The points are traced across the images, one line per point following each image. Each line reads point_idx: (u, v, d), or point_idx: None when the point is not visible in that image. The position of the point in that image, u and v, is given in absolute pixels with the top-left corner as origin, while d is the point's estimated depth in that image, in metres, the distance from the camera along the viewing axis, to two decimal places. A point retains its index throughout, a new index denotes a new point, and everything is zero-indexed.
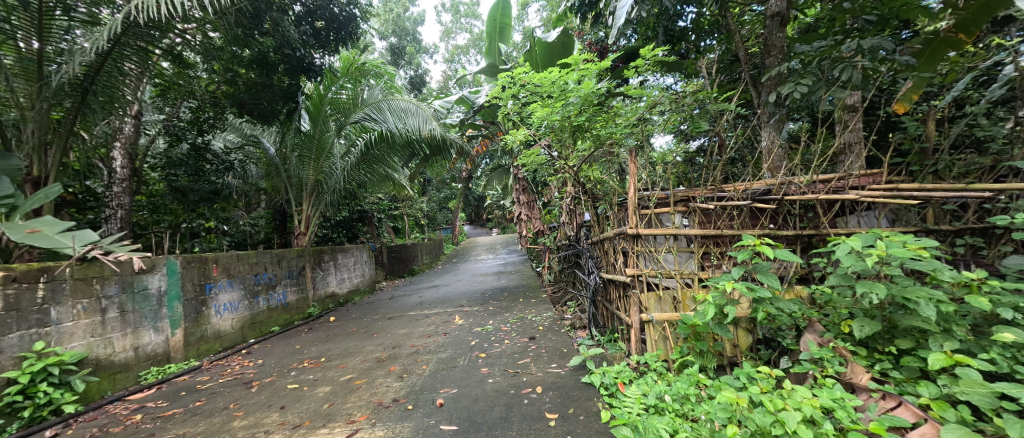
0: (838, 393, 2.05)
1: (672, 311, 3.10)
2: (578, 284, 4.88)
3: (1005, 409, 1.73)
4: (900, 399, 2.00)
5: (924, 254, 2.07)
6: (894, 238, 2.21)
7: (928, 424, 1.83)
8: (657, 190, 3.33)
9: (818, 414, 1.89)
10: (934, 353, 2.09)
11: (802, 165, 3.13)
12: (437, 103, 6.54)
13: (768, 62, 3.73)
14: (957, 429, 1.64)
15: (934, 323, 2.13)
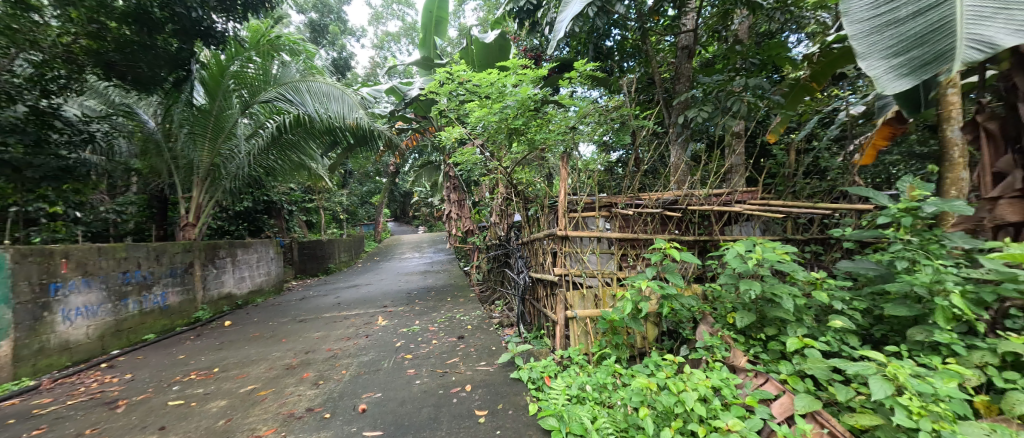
0: (724, 374, 2.43)
1: (594, 308, 3.36)
2: (506, 283, 5.00)
3: (836, 378, 2.23)
4: (767, 376, 2.44)
5: (787, 258, 2.58)
6: (767, 245, 2.69)
7: (785, 395, 2.26)
8: (584, 195, 3.60)
9: (710, 393, 2.22)
10: (791, 337, 2.60)
11: (702, 180, 3.63)
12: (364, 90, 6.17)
13: (678, 88, 4.27)
14: (807, 397, 2.06)
15: (792, 313, 2.66)
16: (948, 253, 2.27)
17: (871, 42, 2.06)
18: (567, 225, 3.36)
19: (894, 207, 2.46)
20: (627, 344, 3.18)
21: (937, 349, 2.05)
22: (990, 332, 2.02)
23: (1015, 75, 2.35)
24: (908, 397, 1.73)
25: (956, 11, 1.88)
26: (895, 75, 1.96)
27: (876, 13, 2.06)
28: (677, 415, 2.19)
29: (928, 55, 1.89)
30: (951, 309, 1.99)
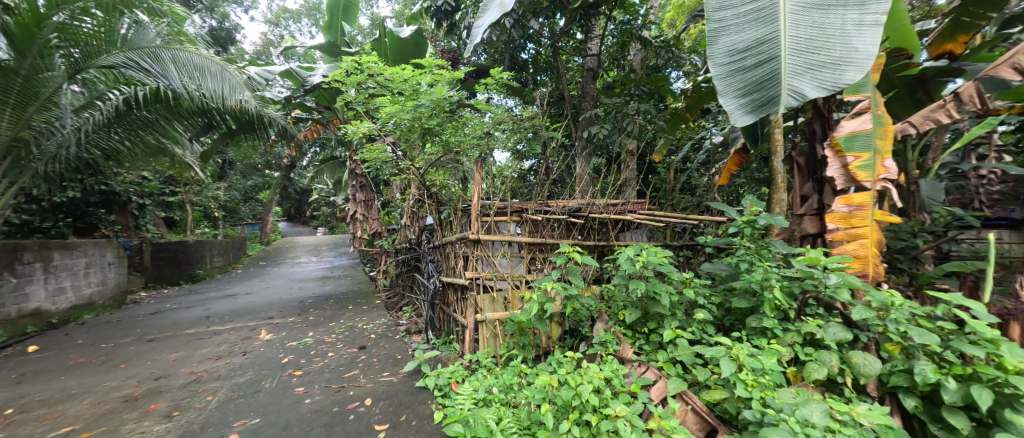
0: (614, 366, 2.68)
1: (503, 310, 3.44)
2: (416, 288, 4.83)
3: (698, 362, 2.62)
4: (647, 365, 2.75)
5: (666, 261, 2.99)
6: (652, 250, 3.09)
7: (660, 380, 2.58)
8: (497, 200, 3.66)
9: (603, 385, 2.44)
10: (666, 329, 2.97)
11: (601, 191, 4.01)
12: (252, 70, 5.40)
13: (584, 105, 4.67)
14: (678, 381, 2.36)
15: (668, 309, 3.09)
16: (775, 257, 2.85)
17: (726, 80, 2.05)
18: (479, 228, 3.40)
19: (739, 219, 3.00)
20: (533, 344, 3.30)
21: (763, 332, 2.52)
22: (797, 315, 2.56)
23: (817, 124, 3.07)
24: (745, 371, 2.10)
25: (793, 62, 1.94)
26: (740, 113, 1.96)
27: (732, 53, 2.07)
28: (574, 407, 2.33)
29: (763, 99, 1.94)
30: (774, 300, 2.46)
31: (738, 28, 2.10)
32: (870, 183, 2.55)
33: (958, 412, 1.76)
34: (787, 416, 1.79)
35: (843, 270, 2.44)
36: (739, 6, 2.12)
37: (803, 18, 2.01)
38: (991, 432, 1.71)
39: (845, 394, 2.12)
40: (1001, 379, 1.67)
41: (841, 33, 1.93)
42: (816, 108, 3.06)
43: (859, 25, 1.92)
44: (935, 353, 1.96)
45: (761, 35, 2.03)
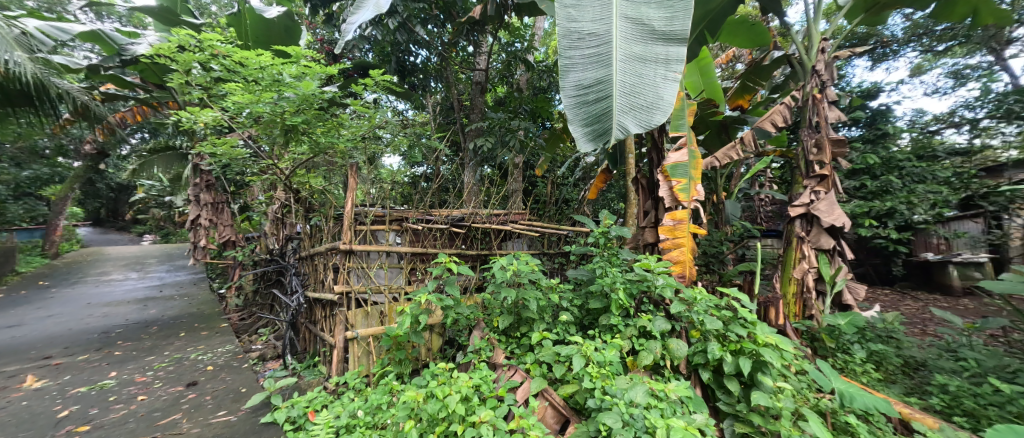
0: (483, 372, 2.49)
1: (379, 325, 3.20)
2: (276, 306, 4.21)
3: (560, 361, 2.56)
4: (515, 368, 2.64)
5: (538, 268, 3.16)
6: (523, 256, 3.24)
7: (525, 380, 2.50)
8: (375, 207, 3.44)
9: (471, 393, 2.21)
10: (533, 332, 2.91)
11: (484, 201, 4.07)
12: (35, 27, 4.14)
13: (472, 117, 4.79)
14: (541, 381, 2.29)
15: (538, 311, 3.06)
16: (622, 263, 3.09)
17: (573, 113, 2.06)
18: (353, 238, 3.10)
19: (595, 229, 3.26)
20: (410, 358, 3.05)
21: (611, 328, 2.79)
22: (636, 312, 2.88)
23: (654, 153, 3.32)
24: (591, 365, 2.29)
25: (626, 102, 2.05)
26: (585, 144, 1.99)
27: (578, 88, 2.08)
28: (441, 418, 2.14)
29: (601, 133, 2.01)
30: (618, 299, 2.68)
31: (583, 65, 2.12)
32: (687, 202, 2.92)
33: (731, 378, 2.26)
34: (618, 400, 2.03)
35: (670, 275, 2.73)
36: (583, 45, 2.13)
37: (634, 62, 2.12)
38: (750, 391, 2.25)
39: (664, 375, 2.51)
40: (754, 350, 2.21)
41: (660, 80, 2.08)
42: (652, 140, 3.32)
43: (668, 77, 2.08)
44: (723, 335, 2.38)
45: (601, 74, 2.09)
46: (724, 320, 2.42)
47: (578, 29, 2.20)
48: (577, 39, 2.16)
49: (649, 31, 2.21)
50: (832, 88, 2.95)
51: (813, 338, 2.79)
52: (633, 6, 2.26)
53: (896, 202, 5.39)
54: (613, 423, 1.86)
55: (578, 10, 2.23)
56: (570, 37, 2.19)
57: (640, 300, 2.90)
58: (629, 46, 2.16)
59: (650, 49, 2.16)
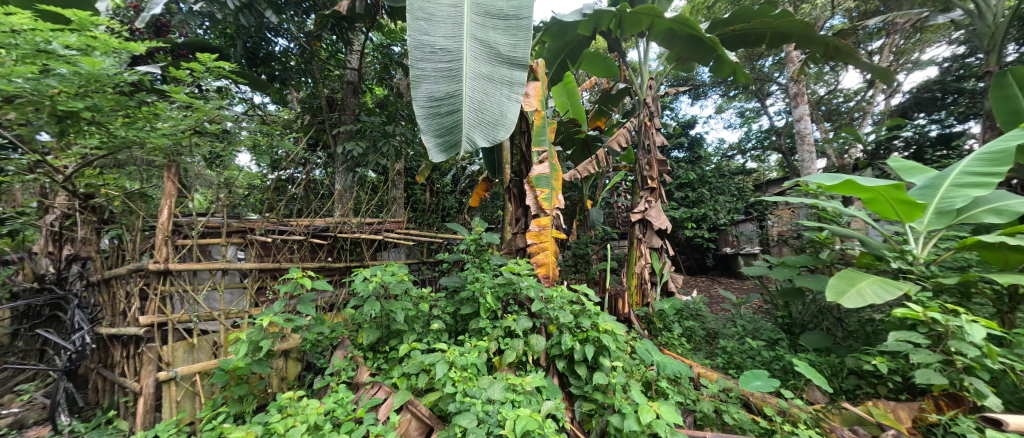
0: (339, 394, 2.18)
1: (208, 360, 2.63)
2: (52, 350, 3.17)
3: (428, 372, 2.47)
4: (380, 384, 2.51)
5: (408, 280, 2.99)
6: (391, 267, 3.06)
7: (387, 393, 2.43)
8: (207, 216, 2.84)
9: (321, 420, 1.91)
10: (402, 344, 2.78)
11: (354, 209, 3.71)
12: None
13: (343, 119, 4.43)
14: (404, 392, 2.26)
15: (407, 323, 2.85)
16: (492, 268, 3.15)
17: (427, 123, 2.35)
18: (171, 254, 2.54)
19: (468, 237, 3.27)
20: (255, 393, 2.56)
21: (480, 331, 2.90)
22: (504, 313, 3.03)
23: (522, 165, 3.46)
24: (455, 368, 2.33)
25: (474, 117, 2.42)
26: (438, 152, 2.33)
27: (430, 100, 2.37)
28: None
29: (451, 143, 2.36)
30: (486, 303, 2.81)
31: (435, 79, 2.40)
32: (551, 209, 3.11)
33: (580, 363, 2.59)
34: (476, 400, 2.13)
35: (533, 278, 2.93)
36: (434, 59, 2.40)
37: (482, 81, 2.48)
38: (594, 372, 2.60)
39: (527, 368, 2.73)
40: (596, 337, 2.58)
41: (503, 100, 2.50)
42: (521, 152, 3.46)
43: (510, 97, 2.51)
44: (574, 326, 2.69)
45: (452, 89, 2.41)
46: (576, 314, 2.75)
47: (431, 43, 2.45)
48: (429, 53, 2.42)
49: (495, 54, 2.56)
50: (659, 117, 3.42)
51: (647, 321, 3.30)
52: (482, 26, 2.59)
53: (707, 209, 6.84)
54: (468, 424, 1.94)
55: (431, 26, 2.47)
56: (423, 49, 2.43)
57: (506, 301, 3.07)
58: (478, 64, 2.50)
59: (496, 69, 2.53)
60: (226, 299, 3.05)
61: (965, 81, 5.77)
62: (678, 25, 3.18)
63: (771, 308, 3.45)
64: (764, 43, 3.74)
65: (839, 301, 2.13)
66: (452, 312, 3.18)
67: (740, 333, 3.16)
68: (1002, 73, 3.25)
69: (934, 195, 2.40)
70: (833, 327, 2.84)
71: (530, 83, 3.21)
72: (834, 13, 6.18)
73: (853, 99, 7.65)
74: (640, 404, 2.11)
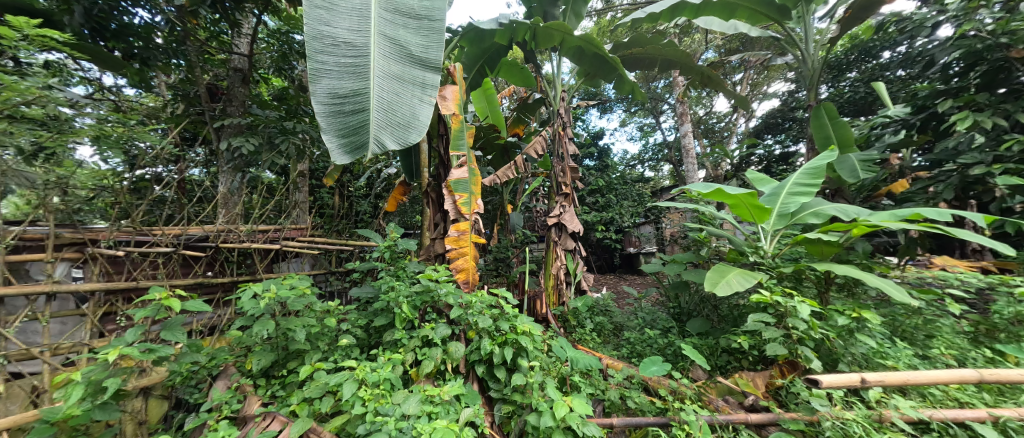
0: (218, 432, 1.85)
1: (23, 411, 2.08)
2: None
3: (333, 394, 2.24)
4: (275, 414, 2.20)
5: (310, 293, 2.69)
6: (289, 279, 2.69)
7: (283, 423, 2.14)
8: (22, 226, 2.23)
9: None
10: (303, 365, 2.49)
11: (242, 215, 3.24)
12: None
13: (230, 110, 3.85)
14: (303, 421, 2.01)
15: (308, 342, 2.56)
16: (409, 275, 3.01)
17: (328, 122, 2.18)
18: None
19: (381, 244, 3.06)
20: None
21: (396, 342, 2.75)
22: (421, 322, 2.91)
23: (441, 169, 3.36)
24: (365, 387, 2.16)
25: (384, 118, 2.27)
26: (341, 154, 2.16)
27: (332, 97, 2.19)
28: None
29: (357, 144, 2.20)
30: (402, 313, 2.67)
31: (338, 74, 2.23)
32: (469, 213, 3.08)
33: (498, 367, 2.59)
34: (389, 418, 1.99)
35: (452, 284, 2.84)
36: (336, 53, 2.23)
37: (393, 80, 2.34)
38: (511, 375, 2.61)
39: (445, 377, 2.65)
40: (514, 339, 2.60)
41: (417, 102, 2.37)
42: (439, 156, 3.36)
43: (423, 99, 2.39)
44: (493, 330, 2.68)
45: (357, 86, 2.24)
46: (494, 317, 2.70)
47: (333, 35, 2.28)
48: (330, 46, 2.24)
49: (407, 53, 2.42)
50: (571, 127, 3.62)
51: (562, 320, 3.46)
52: (393, 22, 2.43)
53: (614, 213, 7.50)
54: None
55: (333, 17, 2.29)
56: (324, 41, 2.25)
57: (424, 309, 2.95)
58: (388, 62, 2.35)
59: (408, 69, 2.40)
60: (52, 331, 2.34)
61: (797, 111, 7.26)
62: (586, 44, 3.41)
63: (665, 299, 3.87)
64: (656, 66, 4.21)
65: (715, 290, 2.45)
66: (361, 325, 2.94)
67: (641, 325, 3.49)
68: (817, 106, 3.64)
69: (777, 201, 2.86)
70: (709, 312, 3.20)
71: (447, 87, 3.15)
72: (709, 47, 7.28)
73: (724, 120, 9.07)
74: (555, 399, 2.22)
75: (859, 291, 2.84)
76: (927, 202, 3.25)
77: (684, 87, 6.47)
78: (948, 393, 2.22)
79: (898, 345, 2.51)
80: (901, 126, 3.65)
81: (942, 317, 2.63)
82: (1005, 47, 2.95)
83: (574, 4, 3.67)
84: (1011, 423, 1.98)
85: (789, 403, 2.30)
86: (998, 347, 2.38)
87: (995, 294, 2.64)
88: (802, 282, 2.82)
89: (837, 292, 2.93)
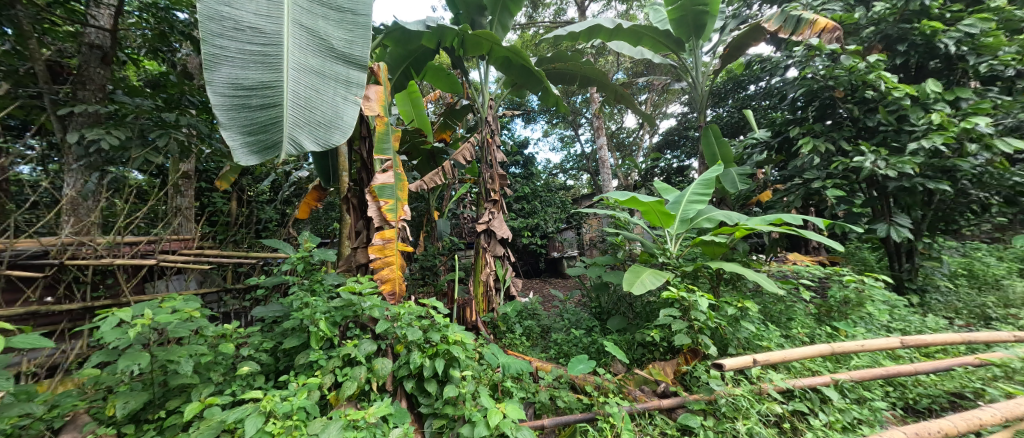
0: None
1: None
2: None
3: (232, 433, 1.91)
4: None
5: (200, 316, 2.27)
6: (171, 300, 2.24)
7: None
8: None
9: None
10: (189, 403, 2.08)
11: (100, 223, 2.67)
12: None
13: (81, 95, 3.09)
14: None
15: (197, 374, 2.15)
16: (326, 289, 2.75)
17: (230, 117, 1.92)
18: None
19: (293, 256, 2.74)
20: None
21: (311, 364, 2.48)
22: (342, 339, 2.67)
23: (363, 173, 3.16)
24: (274, 420, 1.90)
25: (299, 115, 2.04)
26: (246, 154, 1.91)
27: (234, 89, 1.93)
28: None
29: (267, 143, 1.95)
30: (319, 331, 2.40)
31: (241, 62, 1.97)
32: (396, 220, 2.93)
33: (429, 380, 2.46)
34: None
35: (378, 297, 2.61)
36: (239, 40, 1.97)
37: (310, 74, 2.11)
38: (443, 387, 2.49)
39: (369, 398, 2.44)
40: (446, 351, 2.46)
41: (340, 100, 2.15)
42: (361, 159, 3.15)
43: (347, 98, 2.17)
44: (423, 342, 2.53)
45: (265, 77, 1.98)
46: (424, 328, 2.56)
47: (236, 18, 2.01)
48: (233, 31, 1.98)
49: (327, 47, 2.19)
50: (498, 135, 3.68)
51: (493, 326, 3.46)
52: (312, 10, 2.20)
53: (539, 219, 7.83)
54: None
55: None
56: (225, 25, 1.98)
57: (345, 325, 2.71)
58: (305, 53, 2.12)
59: (330, 63, 2.18)
60: None
61: (689, 130, 8.36)
62: (513, 55, 3.51)
63: (587, 300, 4.11)
64: (576, 82, 4.51)
65: (632, 290, 2.69)
66: (266, 349, 2.57)
67: (567, 326, 3.66)
68: (705, 127, 4.27)
69: (680, 208, 3.24)
70: (626, 309, 3.51)
71: (371, 87, 2.98)
72: (619, 68, 8.03)
73: (632, 136, 10.04)
74: (488, 408, 2.18)
75: (741, 284, 3.35)
76: (785, 209, 4.00)
77: (599, 104, 7.03)
78: (804, 364, 2.73)
79: (769, 330, 2.95)
80: (766, 147, 4.47)
81: (798, 302, 3.24)
82: (831, 88, 3.80)
83: (501, 16, 3.78)
84: (846, 383, 2.49)
85: (692, 386, 2.60)
86: (836, 324, 2.99)
87: (832, 282, 3.32)
88: (698, 279, 3.24)
89: (725, 286, 3.43)
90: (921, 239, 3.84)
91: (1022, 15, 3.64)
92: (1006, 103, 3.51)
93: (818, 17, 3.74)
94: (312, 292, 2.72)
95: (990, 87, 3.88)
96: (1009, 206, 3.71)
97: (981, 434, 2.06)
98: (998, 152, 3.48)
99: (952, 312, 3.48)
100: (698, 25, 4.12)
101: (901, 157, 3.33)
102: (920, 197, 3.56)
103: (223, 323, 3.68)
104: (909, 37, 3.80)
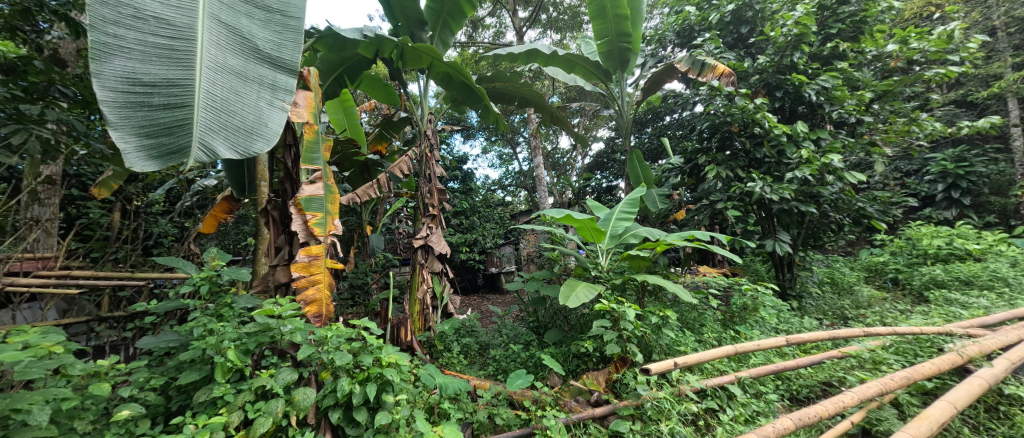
0: None
1: None
2: None
3: None
4: None
5: (65, 351, 1.83)
6: (24, 330, 1.77)
7: None
8: None
9: None
10: None
11: None
12: None
13: None
14: None
15: (55, 425, 1.67)
16: (237, 314, 2.41)
17: (123, 116, 1.65)
18: None
19: (196, 277, 2.37)
20: None
21: (214, 401, 2.14)
22: (255, 370, 2.35)
23: (286, 184, 2.89)
24: None
25: (214, 118, 1.81)
26: (142, 158, 1.64)
27: (130, 84, 1.68)
28: None
29: (171, 147, 1.70)
30: (226, 362, 2.09)
31: (141, 54, 1.72)
32: (323, 236, 2.72)
33: (358, 408, 2.24)
34: None
35: (300, 319, 2.35)
36: (140, 29, 1.72)
37: (229, 74, 1.89)
38: (375, 415, 2.27)
39: (286, 434, 2.17)
40: (379, 374, 2.27)
41: (264, 105, 1.94)
42: (285, 168, 2.88)
43: (272, 104, 1.97)
44: (352, 367, 2.31)
45: (171, 73, 1.74)
46: (354, 352, 2.35)
47: (138, 6, 1.76)
48: (133, 19, 1.73)
49: (250, 47, 1.99)
50: (438, 150, 3.65)
51: (429, 345, 3.34)
52: (233, 6, 1.99)
53: (477, 235, 7.86)
54: None
55: None
56: (123, 11, 1.73)
57: (260, 353, 2.39)
58: (223, 51, 1.90)
59: (254, 65, 1.98)
60: None
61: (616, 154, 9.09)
62: (453, 71, 3.53)
63: (525, 315, 4.17)
64: (515, 102, 4.68)
65: (567, 303, 2.78)
66: (152, 387, 2.16)
67: (505, 341, 3.68)
68: (629, 152, 4.67)
69: (609, 225, 3.48)
70: (562, 322, 3.63)
71: (300, 92, 2.78)
72: (553, 93, 8.50)
73: (565, 156, 10.62)
74: (425, 432, 2.06)
75: (661, 295, 3.67)
76: (696, 226, 4.52)
77: (535, 124, 7.36)
78: (714, 365, 3.05)
79: (687, 336, 3.28)
80: (680, 172, 5.04)
81: (707, 309, 3.63)
82: (729, 124, 4.44)
83: (441, 32, 3.81)
84: (746, 380, 2.81)
85: (622, 392, 2.74)
86: (737, 328, 3.40)
87: (734, 291, 3.79)
88: (626, 291, 3.48)
89: (649, 297, 3.72)
90: (798, 253, 4.57)
91: (858, 75, 4.63)
92: (851, 144, 4.39)
93: (718, 63, 4.39)
94: (218, 317, 2.37)
95: (840, 130, 4.82)
96: (857, 225, 4.61)
97: (845, 415, 2.47)
98: (847, 182, 4.33)
99: (821, 313, 4.17)
100: (622, 60, 4.53)
101: (781, 184, 3.96)
102: (795, 218, 4.26)
103: (94, 359, 3.08)
104: (783, 85, 4.62)
